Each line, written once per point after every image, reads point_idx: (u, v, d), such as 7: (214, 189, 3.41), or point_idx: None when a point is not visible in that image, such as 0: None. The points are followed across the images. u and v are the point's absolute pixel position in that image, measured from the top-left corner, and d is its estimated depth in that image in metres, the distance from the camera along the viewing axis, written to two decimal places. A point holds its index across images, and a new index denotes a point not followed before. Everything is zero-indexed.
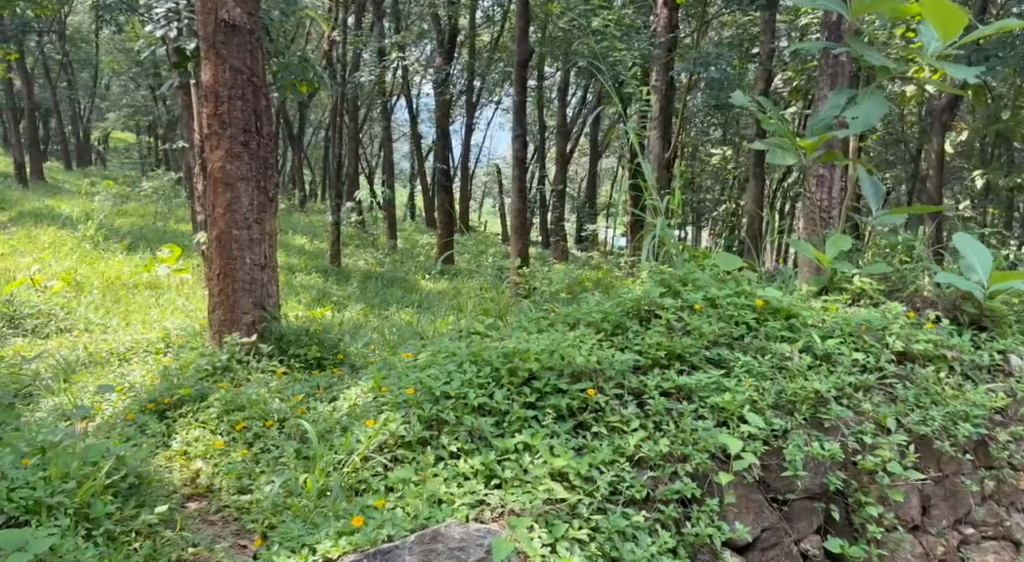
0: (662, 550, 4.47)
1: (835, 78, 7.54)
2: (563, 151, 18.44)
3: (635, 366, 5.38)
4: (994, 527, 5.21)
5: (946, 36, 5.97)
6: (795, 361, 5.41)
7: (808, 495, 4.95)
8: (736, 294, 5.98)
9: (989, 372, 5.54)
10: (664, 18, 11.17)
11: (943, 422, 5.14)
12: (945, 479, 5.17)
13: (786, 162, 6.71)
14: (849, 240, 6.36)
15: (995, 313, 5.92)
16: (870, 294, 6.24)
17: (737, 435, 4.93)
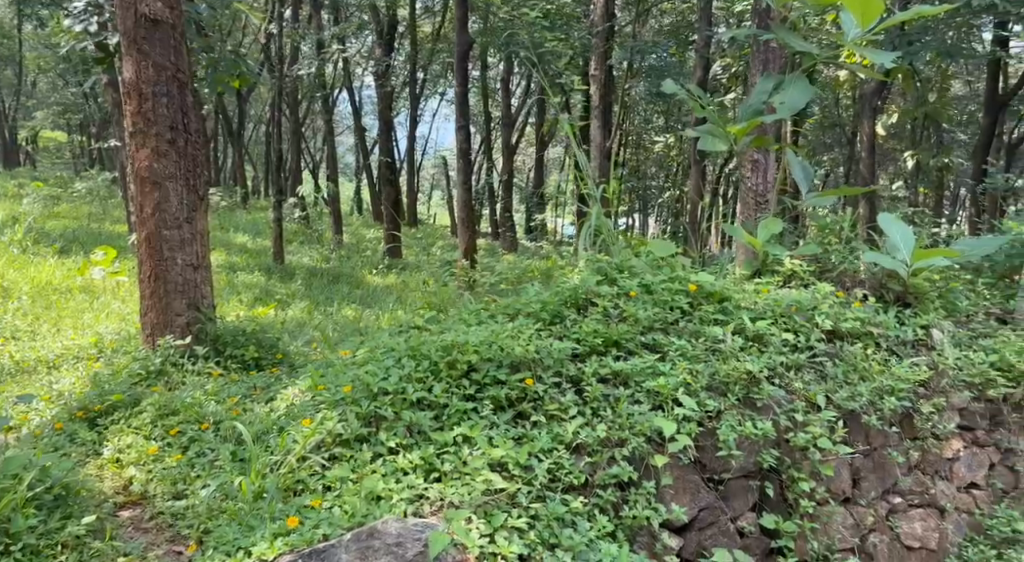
0: (601, 534, 4.57)
1: (766, 64, 7.66)
2: (508, 142, 18.45)
3: (572, 354, 5.43)
4: (921, 495, 5.39)
5: (864, 23, 6.10)
6: (727, 343, 5.51)
7: (743, 474, 5.05)
8: (670, 280, 6.06)
9: (912, 347, 5.77)
10: (600, 8, 11.19)
11: (869, 397, 5.33)
12: (874, 452, 5.34)
13: (717, 149, 6.76)
14: (781, 224, 6.47)
15: (917, 290, 6.14)
16: (800, 276, 6.36)
17: (672, 418, 5.01)
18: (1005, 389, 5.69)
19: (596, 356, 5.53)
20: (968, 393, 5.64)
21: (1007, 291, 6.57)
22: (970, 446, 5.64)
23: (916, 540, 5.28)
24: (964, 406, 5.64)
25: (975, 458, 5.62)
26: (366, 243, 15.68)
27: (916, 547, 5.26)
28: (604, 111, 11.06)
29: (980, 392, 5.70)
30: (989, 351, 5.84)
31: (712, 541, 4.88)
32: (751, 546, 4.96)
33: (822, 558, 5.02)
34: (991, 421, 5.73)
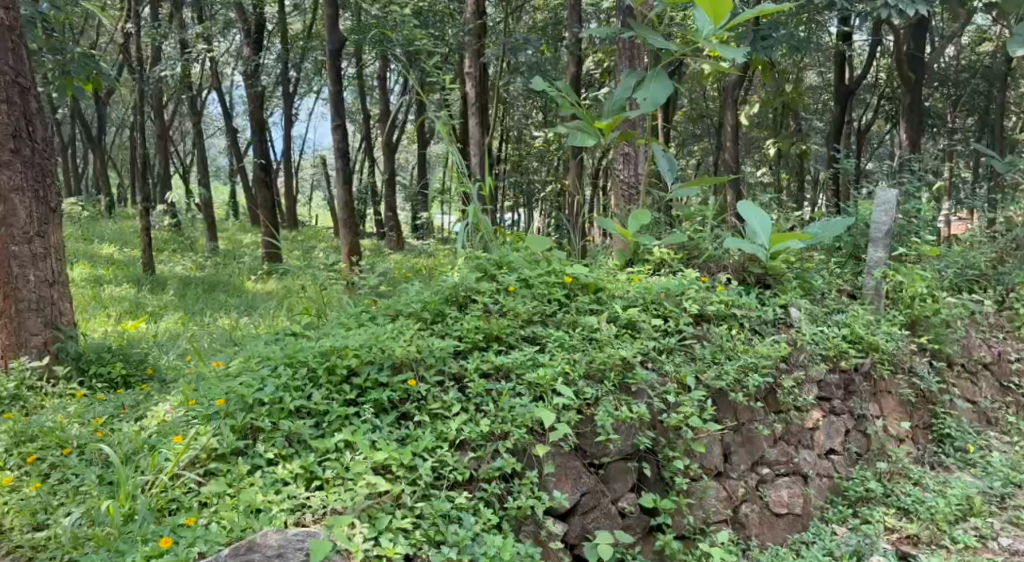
0: (487, 527, 4.64)
1: (632, 61, 7.86)
2: (387, 140, 18.30)
3: (454, 351, 5.45)
4: (786, 465, 5.68)
5: (716, 20, 6.37)
6: (602, 332, 5.66)
7: (621, 456, 5.20)
8: (547, 273, 6.16)
9: (773, 326, 6.10)
10: (471, 5, 11.20)
11: (735, 375, 5.59)
12: (742, 427, 5.60)
13: (587, 144, 6.89)
14: (649, 214, 6.67)
15: (776, 272, 6.48)
16: (669, 262, 6.55)
17: (552, 407, 5.12)
18: (856, 360, 6.09)
19: (478, 352, 5.57)
20: (825, 365, 5.97)
21: (857, 269, 7.01)
22: (828, 415, 5.96)
23: (784, 506, 5.56)
24: (821, 378, 5.97)
25: (833, 426, 5.94)
26: (243, 248, 15.29)
27: (784, 514, 5.54)
28: (481, 108, 11.10)
29: (834, 364, 6.06)
30: (840, 326, 6.25)
31: (596, 524, 5.01)
32: (632, 526, 5.11)
33: (699, 532, 5.22)
34: (845, 391, 6.10)
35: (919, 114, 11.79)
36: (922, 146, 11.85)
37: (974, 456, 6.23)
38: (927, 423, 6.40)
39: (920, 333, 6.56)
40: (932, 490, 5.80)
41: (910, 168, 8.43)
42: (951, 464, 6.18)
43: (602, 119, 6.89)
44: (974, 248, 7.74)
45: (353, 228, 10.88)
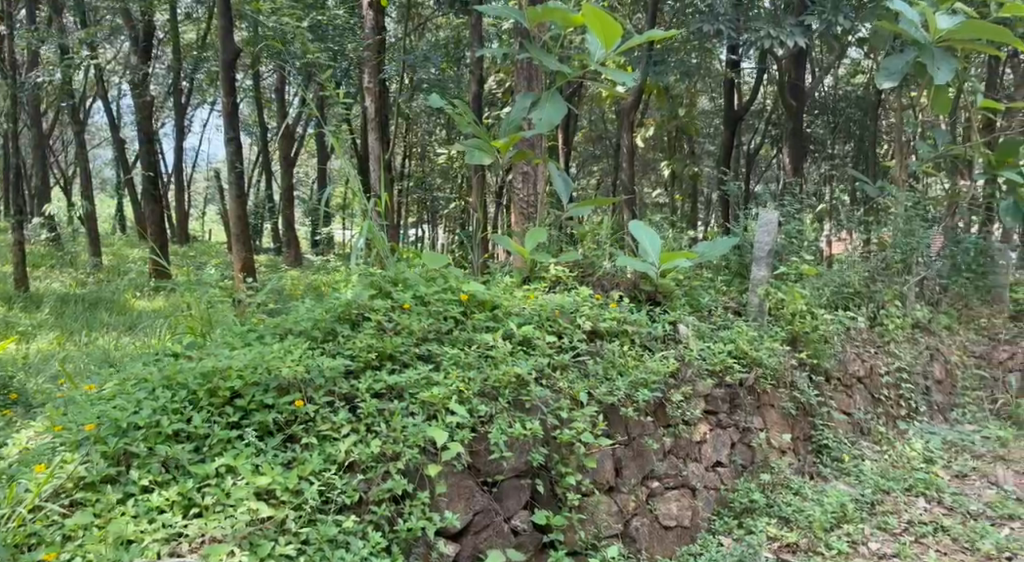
0: (374, 550, 4.58)
1: (531, 82, 7.73)
2: (286, 154, 17.93)
3: (346, 371, 5.32)
4: (675, 478, 5.74)
5: (607, 45, 6.45)
6: (498, 349, 5.60)
7: (515, 474, 5.18)
8: (444, 290, 6.05)
9: (662, 342, 6.22)
10: (370, 20, 11.04)
11: (626, 391, 5.65)
12: (633, 441, 5.65)
13: (485, 162, 6.85)
14: (546, 232, 6.68)
15: (665, 289, 6.61)
16: (566, 280, 6.57)
17: (445, 426, 5.05)
18: (741, 374, 6.23)
19: (370, 371, 5.44)
20: (711, 380, 6.11)
21: (742, 287, 7.24)
22: (715, 428, 6.07)
23: (673, 519, 5.61)
24: (708, 392, 6.09)
25: (720, 439, 6.05)
26: (128, 264, 14.69)
27: (673, 526, 5.60)
28: (379, 124, 10.98)
29: (720, 379, 6.19)
30: (726, 342, 6.38)
31: (487, 543, 4.98)
32: (525, 543, 5.09)
33: (591, 547, 5.24)
34: (731, 404, 6.21)
35: (800, 139, 12.26)
36: (805, 170, 12.33)
37: (849, 465, 6.45)
38: (807, 434, 6.57)
39: (800, 348, 6.77)
40: (811, 499, 5.97)
41: (791, 192, 8.74)
42: (828, 473, 6.38)
43: (499, 137, 6.86)
44: (848, 266, 8.04)
45: (246, 244, 10.54)
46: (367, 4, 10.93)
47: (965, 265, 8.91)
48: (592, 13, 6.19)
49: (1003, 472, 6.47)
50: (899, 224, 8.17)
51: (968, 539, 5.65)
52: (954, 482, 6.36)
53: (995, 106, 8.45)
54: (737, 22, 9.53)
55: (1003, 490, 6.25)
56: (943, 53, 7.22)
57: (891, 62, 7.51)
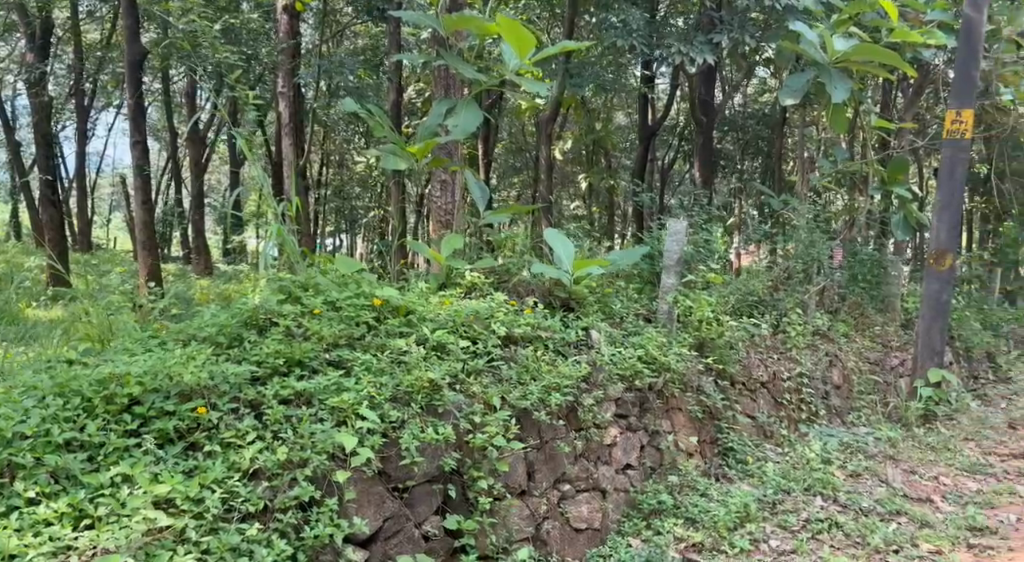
0: (278, 558, 4.49)
1: (448, 91, 7.75)
2: (196, 160, 17.49)
3: (252, 377, 5.21)
4: (586, 480, 5.81)
5: (522, 55, 6.50)
6: (411, 354, 5.56)
7: (426, 479, 5.16)
8: (355, 295, 6.00)
9: (575, 347, 6.28)
10: (284, 24, 10.88)
11: (539, 394, 5.66)
12: (545, 445, 5.68)
13: (401, 168, 6.73)
14: (461, 240, 6.72)
15: (579, 296, 6.68)
16: (480, 285, 6.57)
17: (355, 432, 4.97)
18: (650, 379, 6.34)
19: (278, 377, 5.33)
20: (621, 384, 6.20)
21: (653, 295, 7.37)
22: (625, 431, 6.16)
23: (584, 521, 5.67)
24: (619, 396, 6.18)
25: (630, 442, 6.15)
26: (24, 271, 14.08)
27: (584, 529, 5.64)
28: (293, 129, 10.82)
29: (630, 383, 6.28)
30: (636, 347, 6.48)
31: (397, 549, 4.96)
32: (435, 549, 5.08)
33: (502, 551, 5.25)
34: (641, 408, 6.32)
35: (709, 154, 12.59)
36: (715, 184, 12.64)
37: (752, 466, 6.60)
38: (712, 437, 6.75)
39: (706, 354, 6.95)
40: (716, 499, 6.10)
41: (700, 204, 8.94)
42: (734, 475, 6.54)
43: (414, 143, 6.80)
44: (752, 275, 8.28)
45: (152, 250, 10.22)
46: (281, 7, 10.77)
47: (862, 275, 9.26)
48: (507, 23, 6.23)
49: (895, 471, 6.74)
50: (802, 236, 8.53)
51: (861, 534, 5.83)
52: (850, 480, 6.59)
53: (888, 126, 8.87)
54: (650, 36, 9.70)
55: (893, 487, 6.49)
56: (840, 73, 7.49)
57: (794, 79, 7.79)
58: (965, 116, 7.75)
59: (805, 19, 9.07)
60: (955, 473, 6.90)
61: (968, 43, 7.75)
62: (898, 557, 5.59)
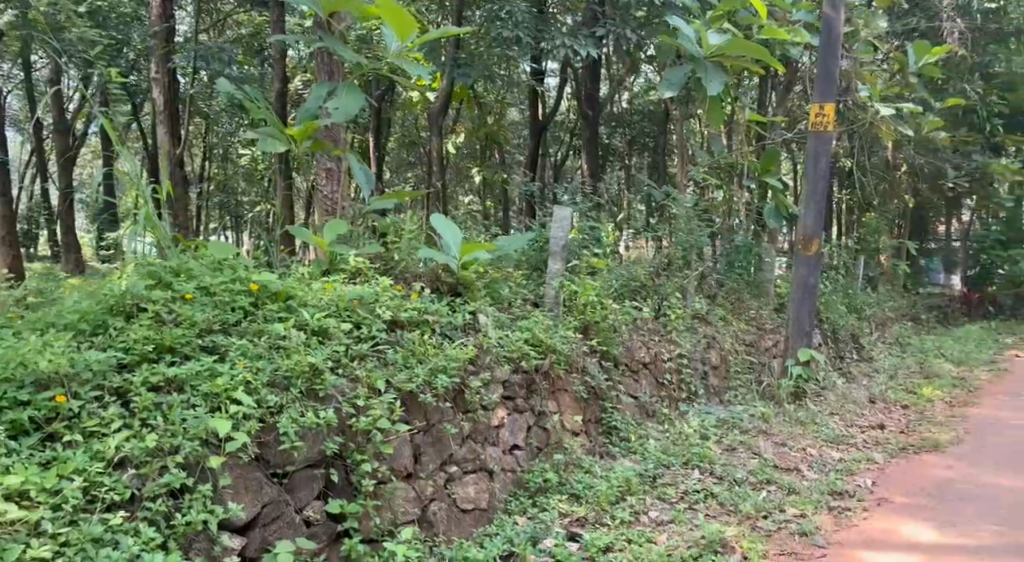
0: (146, 547, 4.36)
1: (331, 76, 7.72)
2: (64, 151, 16.70)
3: (117, 365, 5.04)
4: (473, 462, 5.90)
5: (403, 37, 6.56)
6: (290, 339, 5.43)
7: (307, 464, 5.07)
8: (231, 280, 5.83)
9: (462, 331, 6.34)
10: (156, 7, 10.54)
11: (425, 377, 5.68)
12: (431, 427, 5.73)
13: (278, 150, 6.58)
14: (345, 225, 6.70)
15: (466, 281, 6.76)
16: (365, 272, 6.54)
17: (230, 417, 4.85)
18: (536, 361, 6.49)
19: (147, 364, 5.14)
20: (508, 366, 6.32)
21: (539, 281, 7.53)
22: (512, 413, 6.29)
23: (470, 502, 5.75)
24: (506, 378, 6.30)
25: (517, 423, 6.28)
26: None
27: (471, 509, 5.73)
28: (168, 116, 10.48)
29: (517, 365, 6.41)
30: (523, 330, 6.63)
31: (277, 535, 4.86)
32: (317, 534, 5.00)
33: (387, 533, 5.23)
34: (528, 389, 6.47)
35: (595, 147, 12.90)
36: (601, 178, 12.95)
37: (635, 444, 6.88)
38: (596, 417, 6.96)
39: (591, 336, 7.17)
40: (599, 476, 6.31)
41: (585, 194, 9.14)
42: (617, 452, 6.79)
43: (292, 125, 6.67)
44: (634, 263, 8.60)
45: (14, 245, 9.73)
46: None
47: (739, 263, 9.70)
48: (387, 7, 6.26)
49: (766, 445, 7.10)
50: (681, 225, 8.84)
51: (733, 503, 6.14)
52: (724, 453, 6.93)
53: (760, 121, 9.36)
54: (535, 30, 9.79)
55: (763, 458, 6.86)
56: (715, 67, 7.88)
57: (671, 73, 8.09)
58: (826, 111, 8.21)
59: (683, 17, 9.38)
60: (820, 444, 7.33)
61: (826, 41, 8.20)
62: (766, 522, 5.93)
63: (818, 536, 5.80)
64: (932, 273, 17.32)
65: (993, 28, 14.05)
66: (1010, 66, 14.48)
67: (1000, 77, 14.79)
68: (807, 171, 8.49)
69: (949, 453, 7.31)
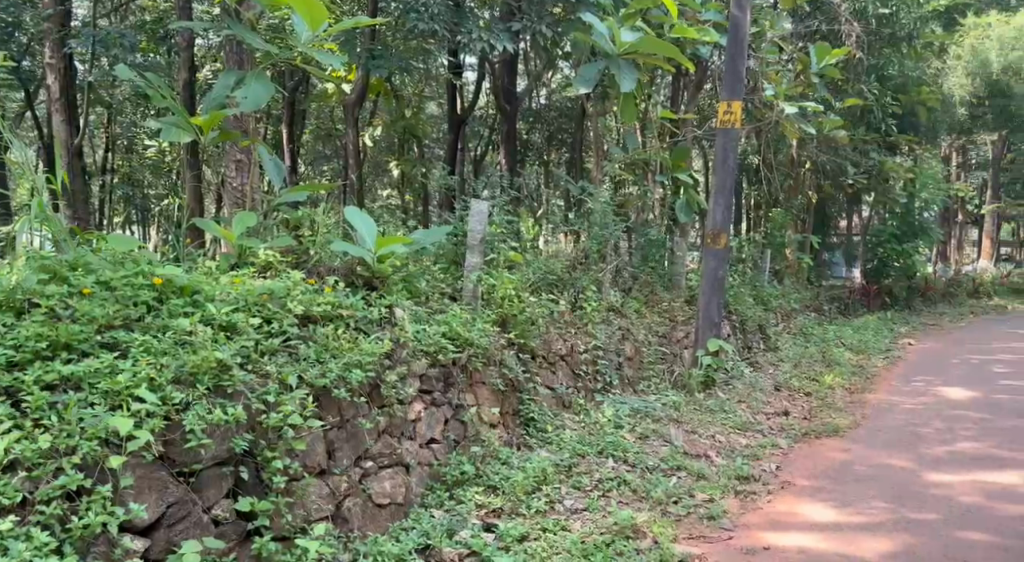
0: (39, 553, 4.23)
1: (241, 65, 7.60)
2: None
3: (8, 363, 4.84)
4: (389, 456, 5.84)
5: (314, 27, 6.46)
6: (197, 335, 5.29)
7: (215, 462, 4.95)
8: (133, 274, 5.63)
9: (377, 325, 6.27)
10: None
11: (339, 372, 5.60)
12: (346, 423, 5.65)
13: (183, 140, 6.44)
14: (255, 217, 6.57)
15: (382, 274, 6.67)
16: (276, 265, 6.43)
17: (131, 416, 4.71)
18: (453, 354, 6.47)
19: (41, 362, 4.95)
20: (424, 360, 6.28)
21: (455, 274, 7.51)
22: (428, 406, 6.26)
23: (386, 497, 5.70)
24: (422, 372, 6.26)
25: (433, 417, 6.25)
26: None
27: (386, 504, 5.68)
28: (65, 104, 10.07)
29: (433, 358, 6.38)
30: (440, 324, 6.60)
31: (183, 535, 4.75)
32: (225, 533, 4.90)
33: (299, 530, 5.15)
34: (445, 383, 6.44)
35: (513, 142, 12.92)
36: (518, 172, 12.97)
37: (551, 435, 6.93)
38: (514, 409, 6.99)
39: (509, 329, 7.18)
40: (515, 467, 6.34)
41: (502, 186, 9.14)
42: (534, 443, 6.82)
43: (198, 115, 6.49)
44: (551, 257, 8.67)
45: None
46: None
47: (651, 256, 9.86)
48: None
49: (677, 433, 7.24)
50: (596, 218, 8.92)
51: (645, 490, 6.24)
52: (638, 442, 7.03)
53: (672, 118, 9.54)
54: (450, 22, 9.73)
55: (674, 446, 6.99)
56: (628, 63, 7.97)
57: (586, 68, 8.11)
58: (734, 108, 8.39)
59: (596, 13, 9.47)
60: (728, 431, 7.51)
61: (733, 40, 8.40)
62: (676, 507, 6.06)
63: (725, 519, 5.95)
64: (835, 266, 17.91)
65: (886, 32, 14.38)
66: (904, 68, 15.07)
67: (894, 78, 15.39)
68: (717, 164, 8.68)
69: (850, 437, 7.58)
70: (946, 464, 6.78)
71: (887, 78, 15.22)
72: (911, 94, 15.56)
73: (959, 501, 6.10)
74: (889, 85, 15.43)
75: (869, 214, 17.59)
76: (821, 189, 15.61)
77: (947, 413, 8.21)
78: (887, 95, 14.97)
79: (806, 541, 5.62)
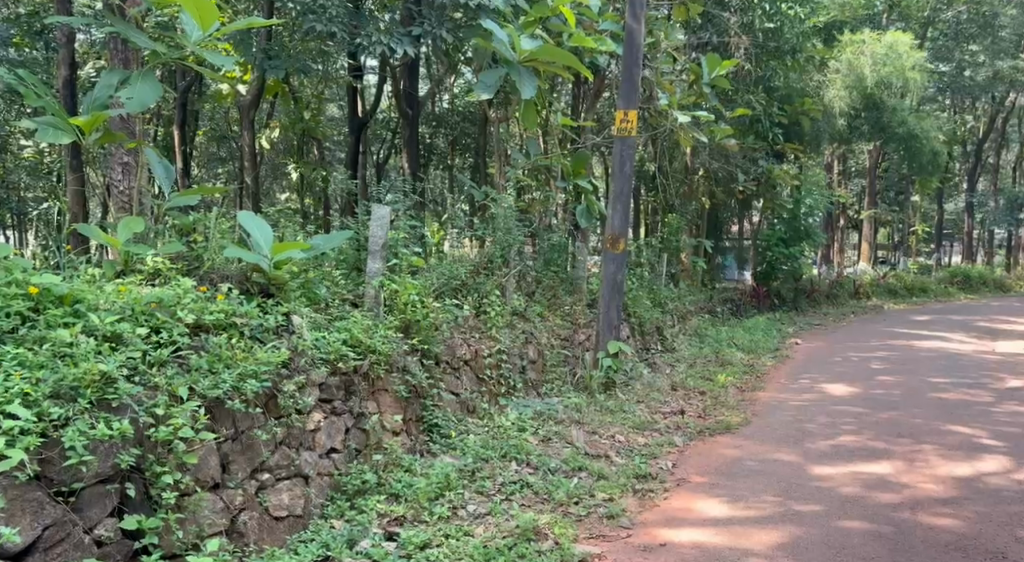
0: None
1: (126, 64, 7.32)
2: None
3: None
4: (286, 468, 5.69)
5: (204, 27, 6.26)
6: (78, 346, 5.05)
7: (99, 479, 4.73)
8: (7, 283, 5.37)
9: (274, 333, 6.10)
10: None
11: (233, 382, 5.42)
12: (241, 434, 5.48)
13: (60, 141, 6.07)
14: (141, 223, 6.32)
15: (278, 282, 6.50)
16: (165, 273, 6.18)
17: (3, 434, 4.46)
18: (353, 362, 6.36)
19: None
20: (324, 368, 6.15)
21: (356, 280, 7.40)
22: (328, 415, 6.13)
23: (284, 510, 5.55)
24: (322, 381, 6.13)
25: (334, 426, 6.12)
26: None
27: (284, 517, 5.53)
28: None
29: (334, 366, 6.26)
30: (340, 331, 6.48)
31: (63, 558, 4.52)
32: (110, 554, 4.69)
33: (191, 547, 4.97)
34: (345, 392, 6.32)
35: (415, 147, 12.82)
36: (420, 178, 12.87)
37: (454, 440, 6.89)
38: (417, 415, 6.93)
39: (412, 335, 7.10)
40: (418, 474, 6.28)
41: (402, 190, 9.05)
42: (437, 449, 6.77)
43: (78, 116, 6.19)
44: (455, 261, 8.63)
45: None
46: None
47: (551, 262, 9.94)
48: None
49: (578, 434, 7.31)
50: (499, 223, 8.92)
51: (546, 491, 6.26)
52: (540, 445, 7.06)
53: (571, 125, 9.63)
54: (349, 24, 9.59)
55: (575, 447, 7.04)
56: (527, 71, 8.01)
57: (486, 75, 8.12)
58: (630, 116, 8.52)
59: (496, 19, 9.49)
60: (628, 432, 7.62)
61: (629, 49, 8.53)
62: (577, 508, 6.09)
63: (623, 517, 6.02)
64: (727, 269, 18.41)
65: (773, 45, 14.88)
66: (788, 80, 15.68)
67: (780, 90, 15.97)
68: (614, 170, 8.79)
69: (741, 434, 7.79)
70: (831, 456, 7.02)
71: (774, 89, 15.82)
72: (795, 104, 16.19)
73: (844, 491, 6.32)
74: (776, 95, 16.01)
75: (759, 220, 18.18)
76: (713, 195, 16.07)
77: (831, 409, 8.53)
78: (774, 105, 15.55)
79: (700, 536, 5.72)
